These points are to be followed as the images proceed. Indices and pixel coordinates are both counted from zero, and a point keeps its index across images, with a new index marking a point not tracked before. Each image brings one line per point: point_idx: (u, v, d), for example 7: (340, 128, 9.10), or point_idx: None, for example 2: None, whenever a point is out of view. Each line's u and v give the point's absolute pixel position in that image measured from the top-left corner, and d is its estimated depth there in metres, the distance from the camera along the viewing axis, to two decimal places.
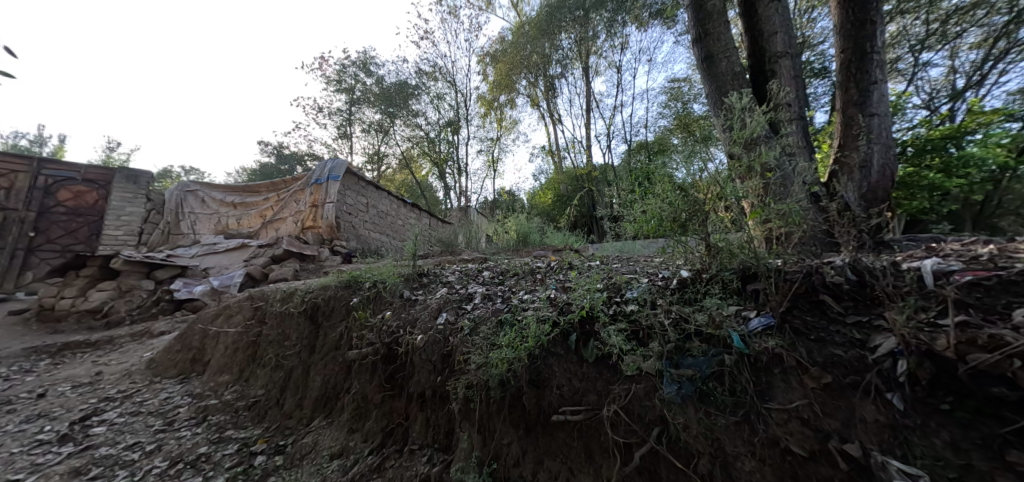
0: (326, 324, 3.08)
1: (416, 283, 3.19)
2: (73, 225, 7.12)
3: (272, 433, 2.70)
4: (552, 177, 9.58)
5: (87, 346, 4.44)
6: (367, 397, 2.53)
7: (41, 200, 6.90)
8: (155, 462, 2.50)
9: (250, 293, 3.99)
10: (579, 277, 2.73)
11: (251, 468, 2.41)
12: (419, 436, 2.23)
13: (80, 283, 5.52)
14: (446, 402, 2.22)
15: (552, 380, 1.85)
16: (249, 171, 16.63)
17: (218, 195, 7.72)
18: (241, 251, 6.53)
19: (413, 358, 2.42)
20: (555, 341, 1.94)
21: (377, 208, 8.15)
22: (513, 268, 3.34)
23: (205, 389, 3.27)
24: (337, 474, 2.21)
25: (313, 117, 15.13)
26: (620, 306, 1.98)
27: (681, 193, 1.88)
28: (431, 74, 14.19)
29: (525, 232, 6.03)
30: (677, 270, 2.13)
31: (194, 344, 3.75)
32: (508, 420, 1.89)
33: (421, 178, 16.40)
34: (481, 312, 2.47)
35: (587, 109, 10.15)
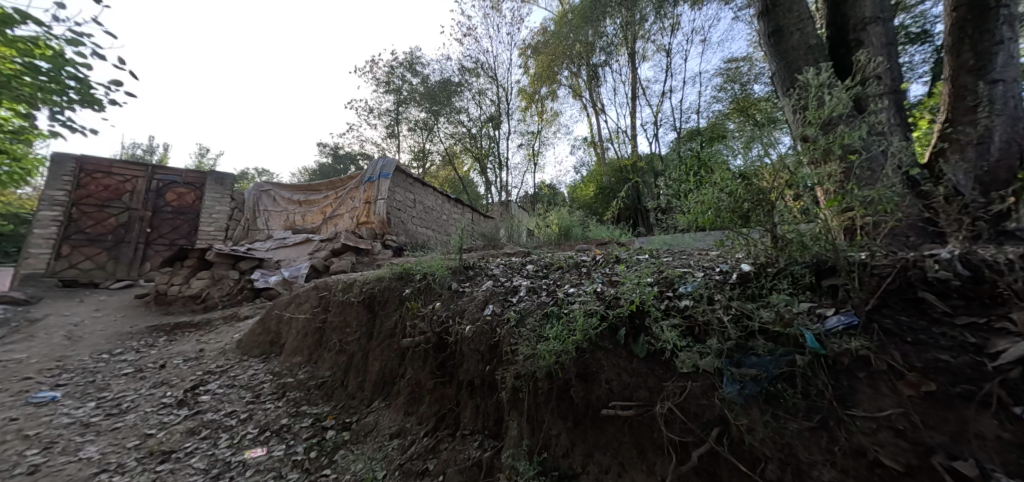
0: (381, 313, 3.31)
1: (462, 275, 3.30)
2: (176, 222, 8.16)
3: (339, 410, 2.97)
4: (595, 169, 9.34)
5: (190, 326, 5.16)
6: (420, 383, 2.68)
7: (154, 200, 8.00)
8: (247, 429, 2.87)
9: (315, 284, 4.36)
10: (628, 271, 2.65)
11: (323, 441, 2.69)
12: (469, 422, 2.32)
13: (184, 272, 6.40)
14: (495, 390, 2.29)
15: (600, 374, 1.84)
16: (310, 172, 18.10)
17: (287, 195, 8.54)
18: (306, 245, 7.15)
19: (462, 347, 2.52)
20: (603, 336, 1.92)
21: (423, 204, 8.49)
22: (557, 262, 3.34)
23: (282, 368, 3.66)
24: (397, 452, 2.40)
25: (365, 119, 16.09)
26: (672, 301, 1.90)
27: (742, 181, 1.76)
28: (473, 70, 14.40)
29: (568, 226, 5.95)
30: (737, 264, 1.99)
31: (272, 327, 4.19)
32: (556, 412, 1.91)
33: (463, 174, 16.80)
34: (527, 304, 2.50)
35: (632, 97, 9.71)
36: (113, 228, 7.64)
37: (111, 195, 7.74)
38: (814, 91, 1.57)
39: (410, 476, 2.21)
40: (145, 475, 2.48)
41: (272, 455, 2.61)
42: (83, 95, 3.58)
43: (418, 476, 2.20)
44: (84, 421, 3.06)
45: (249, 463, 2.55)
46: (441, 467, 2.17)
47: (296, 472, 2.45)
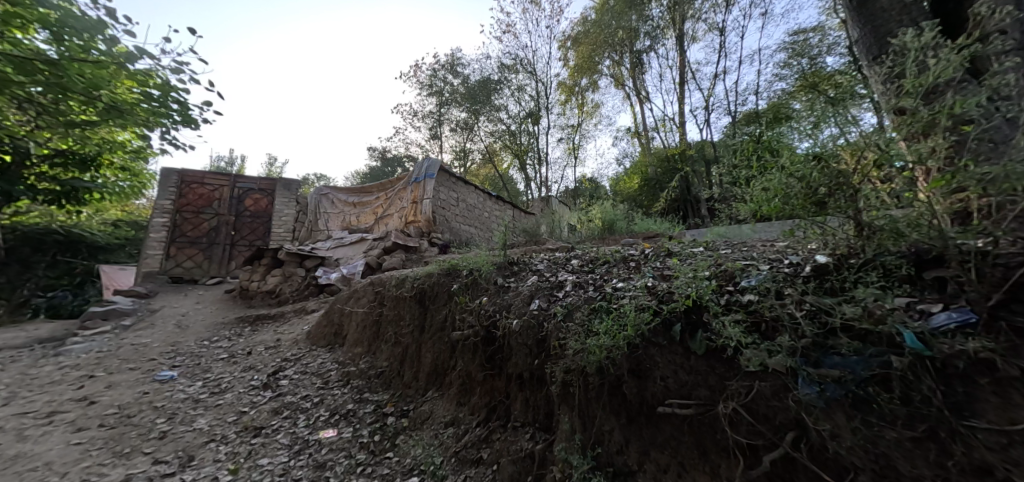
0: (432, 307, 3.46)
1: (507, 270, 3.35)
2: (253, 225, 9.14)
3: (397, 398, 3.16)
4: (638, 159, 8.91)
5: (268, 318, 5.76)
6: (471, 375, 2.77)
7: (236, 206, 9.02)
8: (320, 411, 3.16)
9: (372, 279, 4.65)
10: (682, 265, 2.52)
11: (385, 426, 2.88)
12: (520, 414, 2.36)
13: (261, 269, 7.16)
14: (544, 384, 2.30)
15: (654, 370, 1.77)
16: (362, 175, 19.28)
17: (343, 197, 9.19)
18: (361, 244, 7.65)
19: (510, 341, 2.56)
20: (656, 331, 1.85)
21: (466, 201, 8.70)
22: (603, 256, 3.26)
23: (346, 357, 3.96)
24: (452, 440, 2.51)
25: (410, 122, 16.77)
26: (733, 296, 1.78)
27: (816, 163, 1.58)
28: (512, 66, 14.40)
29: (610, 220, 5.71)
30: (811, 256, 1.81)
31: (335, 320, 4.54)
32: (608, 408, 1.88)
33: (503, 171, 16.93)
34: (574, 299, 2.48)
35: (680, 83, 9.12)
36: (206, 232, 8.71)
37: (202, 203, 8.82)
38: (914, 55, 1.38)
39: (466, 463, 2.31)
40: (243, 446, 2.82)
41: (342, 436, 2.85)
42: (184, 116, 4.13)
43: (473, 464, 2.29)
44: (194, 398, 3.54)
45: (324, 442, 2.81)
46: (495, 456, 2.25)
47: (363, 453, 2.66)
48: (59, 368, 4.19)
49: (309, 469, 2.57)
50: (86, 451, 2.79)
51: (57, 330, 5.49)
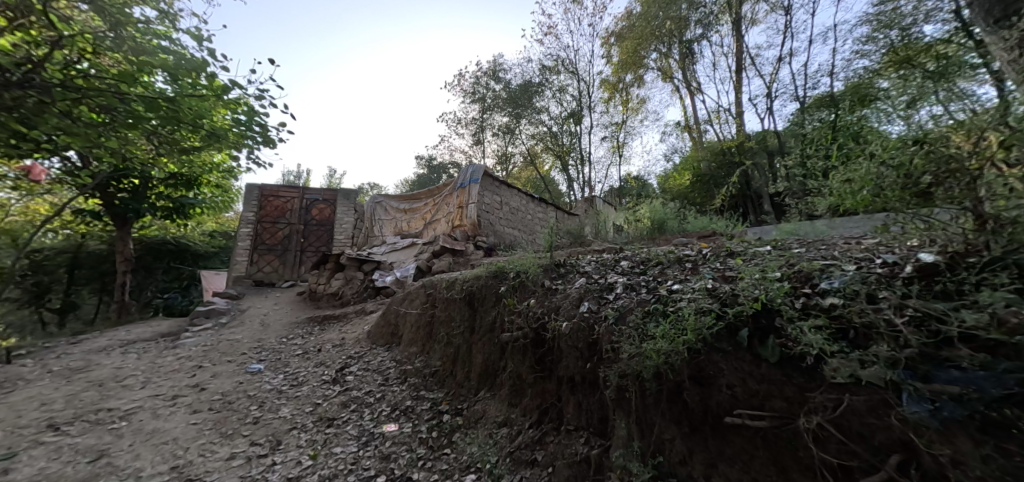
0: (481, 309, 3.55)
1: (555, 273, 3.33)
2: (318, 233, 10.01)
3: (451, 397, 3.28)
4: (689, 154, 8.40)
5: (333, 318, 6.26)
6: (521, 377, 2.79)
7: (304, 216, 9.95)
8: (382, 406, 3.38)
9: (423, 282, 4.87)
10: (746, 265, 2.34)
11: (442, 423, 3.01)
12: (573, 418, 2.33)
13: (326, 273, 7.81)
14: (597, 388, 2.26)
15: (719, 378, 1.67)
16: (411, 183, 20.29)
17: (395, 204, 9.74)
18: (412, 248, 8.05)
19: (560, 343, 2.54)
20: (719, 336, 1.74)
21: (509, 205, 8.80)
22: (655, 257, 3.13)
23: (402, 356, 4.18)
24: (505, 440, 2.55)
25: (454, 129, 17.34)
26: (813, 299, 1.62)
27: (917, 148, 1.42)
28: (554, 68, 14.30)
29: (660, 220, 5.37)
30: (911, 254, 1.60)
31: (391, 320, 4.82)
32: (668, 416, 1.80)
33: (545, 173, 16.90)
34: (626, 301, 2.41)
35: (736, 71, 8.47)
36: (281, 239, 9.68)
37: (277, 214, 9.82)
38: None
39: (520, 464, 2.34)
40: (320, 435, 3.10)
41: (403, 431, 3.02)
42: (265, 137, 4.65)
43: (528, 465, 2.32)
44: (278, 389, 3.96)
45: (388, 436, 2.99)
46: (550, 459, 2.25)
47: (423, 448, 2.79)
48: (176, 358, 4.90)
49: (376, 460, 2.75)
50: (200, 430, 3.23)
51: (171, 326, 6.43)
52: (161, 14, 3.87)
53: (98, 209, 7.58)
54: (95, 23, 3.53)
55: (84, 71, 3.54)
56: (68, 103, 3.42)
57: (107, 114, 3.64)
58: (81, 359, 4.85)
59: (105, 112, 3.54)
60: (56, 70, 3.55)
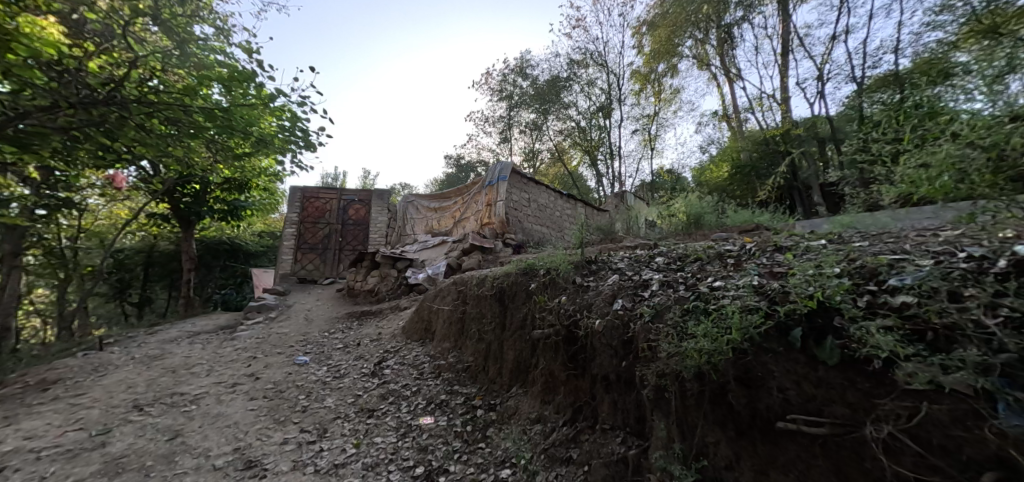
0: (511, 306, 3.55)
1: (586, 269, 3.27)
2: (354, 232, 10.46)
3: (484, 392, 3.32)
4: (728, 144, 7.95)
5: (370, 313, 6.52)
6: (554, 374, 2.77)
7: (342, 216, 10.43)
8: (419, 400, 3.48)
9: (454, 279, 4.96)
10: (797, 261, 2.17)
11: (476, 418, 3.05)
12: (608, 417, 2.28)
13: (363, 271, 8.14)
14: (633, 387, 2.19)
15: (769, 380, 1.56)
16: (439, 182, 20.66)
17: (426, 203, 9.96)
18: (443, 246, 8.21)
19: (594, 341, 2.50)
20: (768, 336, 1.63)
21: (537, 202, 8.75)
22: (694, 252, 3.00)
23: (436, 352, 4.28)
24: (539, 437, 2.55)
25: (482, 127, 17.46)
26: (880, 298, 1.48)
27: None
28: (582, 61, 14.00)
29: (696, 214, 5.08)
30: (1004, 247, 1.42)
31: (424, 316, 4.94)
32: (711, 419, 1.70)
33: (573, 169, 16.65)
34: (662, 299, 2.32)
35: (782, 53, 7.90)
36: (321, 239, 10.19)
37: (318, 214, 10.34)
38: None
39: (555, 461, 2.33)
40: (362, 425, 3.24)
41: (438, 424, 3.09)
42: (307, 142, 4.91)
43: (563, 463, 2.30)
44: (323, 380, 4.18)
45: (425, 428, 3.08)
46: (586, 457, 2.22)
47: (459, 441, 2.85)
48: (233, 349, 5.31)
49: (414, 451, 2.84)
50: (257, 416, 3.48)
51: (227, 320, 6.97)
52: (217, 31, 4.17)
53: (166, 212, 8.34)
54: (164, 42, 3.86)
55: (155, 87, 3.88)
56: (143, 117, 3.77)
57: (173, 125, 3.99)
58: (156, 348, 5.38)
59: (171, 123, 3.89)
60: (132, 87, 3.91)
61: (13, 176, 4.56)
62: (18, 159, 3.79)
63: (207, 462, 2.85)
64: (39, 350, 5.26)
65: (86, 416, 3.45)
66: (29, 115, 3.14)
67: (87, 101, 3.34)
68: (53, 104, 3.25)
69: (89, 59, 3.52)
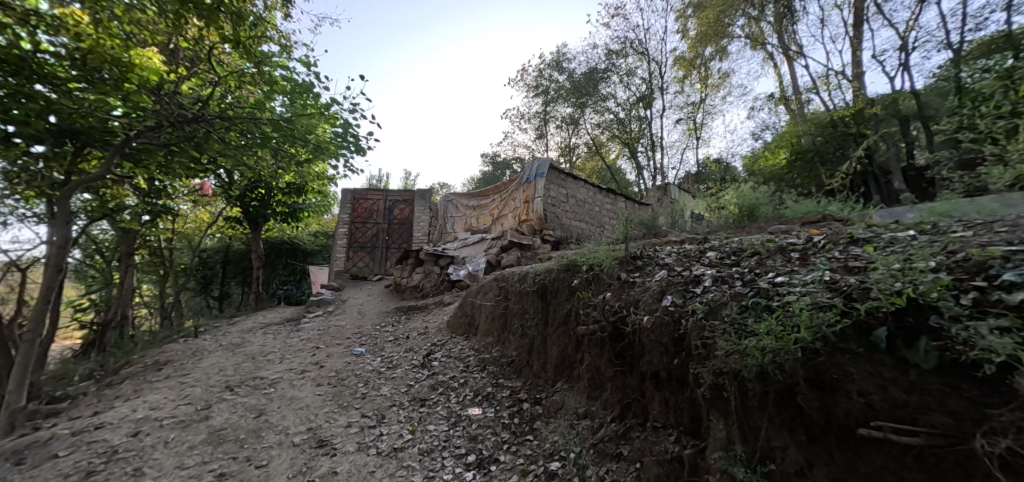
0: (554, 302, 3.54)
1: (631, 265, 3.20)
2: (399, 231, 10.97)
3: (529, 386, 3.37)
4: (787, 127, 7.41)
5: (416, 308, 6.82)
6: (600, 370, 2.74)
7: (387, 216, 10.98)
8: (466, 392, 3.61)
9: (496, 275, 5.03)
10: (879, 254, 1.96)
11: (523, 410, 3.12)
12: (660, 415, 2.23)
13: (408, 268, 8.52)
14: (686, 386, 2.11)
15: (847, 383, 1.43)
16: (477, 180, 21.00)
17: (465, 202, 10.20)
18: (482, 243, 8.37)
19: (642, 338, 2.44)
20: (844, 336, 1.50)
21: (576, 197, 8.61)
22: (752, 246, 2.80)
23: (480, 346, 4.39)
24: (587, 432, 2.55)
25: (518, 124, 17.43)
26: (992, 296, 1.31)
27: None
28: (621, 51, 13.51)
29: (749, 207, 4.69)
30: None
31: (468, 311, 5.08)
32: (776, 421, 1.59)
33: (612, 162, 16.20)
34: (717, 295, 2.21)
35: (854, 24, 7.07)
36: (370, 238, 10.78)
37: (366, 215, 10.94)
38: None
39: (605, 457, 2.31)
40: (416, 413, 3.42)
41: (486, 415, 3.19)
42: (357, 147, 5.23)
43: (614, 459, 2.28)
44: (377, 370, 4.46)
45: (473, 419, 3.19)
46: (637, 454, 2.18)
47: (507, 433, 2.92)
48: (300, 339, 5.81)
49: (465, 439, 2.95)
50: (324, 400, 3.79)
51: (292, 313, 7.63)
52: (282, 48, 4.56)
53: (239, 215, 9.23)
54: (238, 63, 4.26)
55: (232, 103, 4.34)
56: (224, 130, 4.24)
57: (246, 137, 4.40)
58: (237, 336, 6.03)
59: (245, 135, 4.30)
60: (215, 104, 4.41)
61: (128, 187, 5.26)
62: (133, 172, 4.48)
63: (287, 439, 3.16)
64: (148, 336, 6.11)
65: (191, 393, 3.96)
66: (142, 136, 3.82)
67: (181, 120, 3.84)
68: (158, 124, 3.85)
69: (181, 82, 4.00)
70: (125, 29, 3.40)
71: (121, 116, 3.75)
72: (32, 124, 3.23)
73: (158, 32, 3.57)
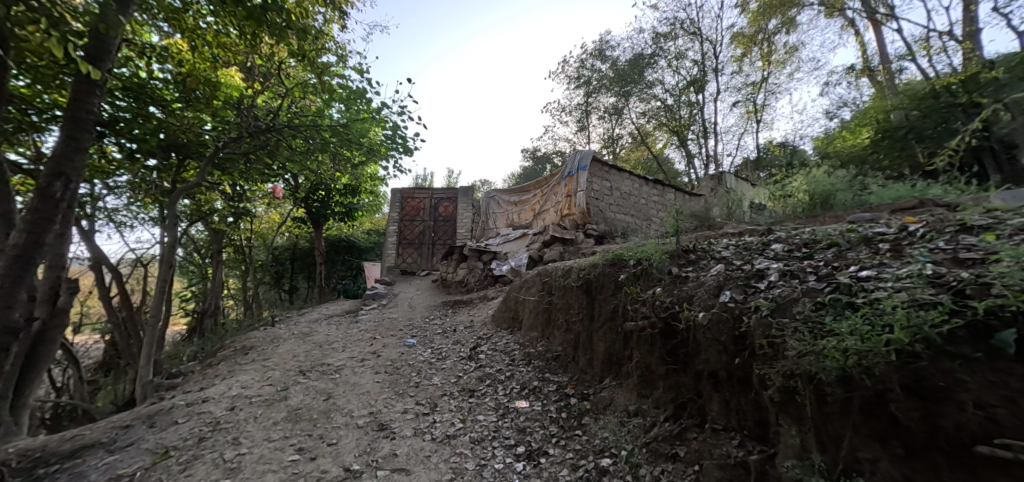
0: (600, 297, 3.46)
1: (683, 259, 3.04)
2: (445, 228, 11.35)
3: (576, 382, 3.35)
4: (881, 110, 6.01)
5: (461, 303, 7.03)
6: (650, 368, 2.64)
7: (433, 214, 11.40)
8: (513, 384, 3.67)
9: (538, 270, 5.02)
10: (999, 244, 1.68)
11: (570, 405, 3.11)
12: (720, 417, 2.10)
13: (453, 264, 8.79)
14: (750, 388, 1.97)
15: (956, 392, 1.23)
16: (518, 176, 21.08)
17: (506, 198, 10.30)
18: (523, 239, 8.40)
19: (697, 335, 2.31)
20: (953, 338, 1.30)
21: (621, 190, 8.32)
22: (828, 237, 2.53)
23: (525, 340, 4.43)
24: (638, 431, 2.48)
25: (559, 118, 17.18)
26: None
27: None
28: (670, 33, 12.79)
29: (825, 193, 4.16)
30: None
31: (511, 306, 5.14)
32: (863, 432, 1.42)
33: (659, 152, 15.45)
34: (785, 291, 2.04)
35: None
36: (418, 235, 11.27)
37: (414, 213, 11.44)
38: None
39: (659, 457, 2.24)
40: (466, 403, 3.55)
41: (534, 408, 3.22)
42: (406, 147, 5.46)
43: (669, 459, 2.19)
44: (428, 360, 4.68)
45: (521, 411, 3.24)
46: (695, 457, 2.08)
47: (555, 426, 2.93)
48: (358, 330, 6.27)
49: (514, 431, 3.01)
50: (382, 386, 4.06)
51: (350, 306, 8.22)
52: (339, 58, 4.88)
53: (304, 216, 10.11)
54: (303, 75, 4.65)
55: (297, 112, 4.73)
56: (292, 138, 4.62)
57: (308, 142, 4.75)
58: (305, 326, 6.64)
59: (308, 141, 4.65)
60: (284, 113, 4.85)
61: (216, 193, 5.97)
62: (221, 178, 5.10)
63: (353, 421, 3.43)
64: (234, 325, 6.92)
65: (271, 375, 4.44)
66: (230, 144, 4.17)
67: (256, 130, 4.25)
68: (239, 135, 4.24)
69: (256, 96, 4.45)
70: (214, 53, 3.92)
71: (211, 130, 4.25)
72: (147, 141, 3.88)
73: (239, 53, 4.04)
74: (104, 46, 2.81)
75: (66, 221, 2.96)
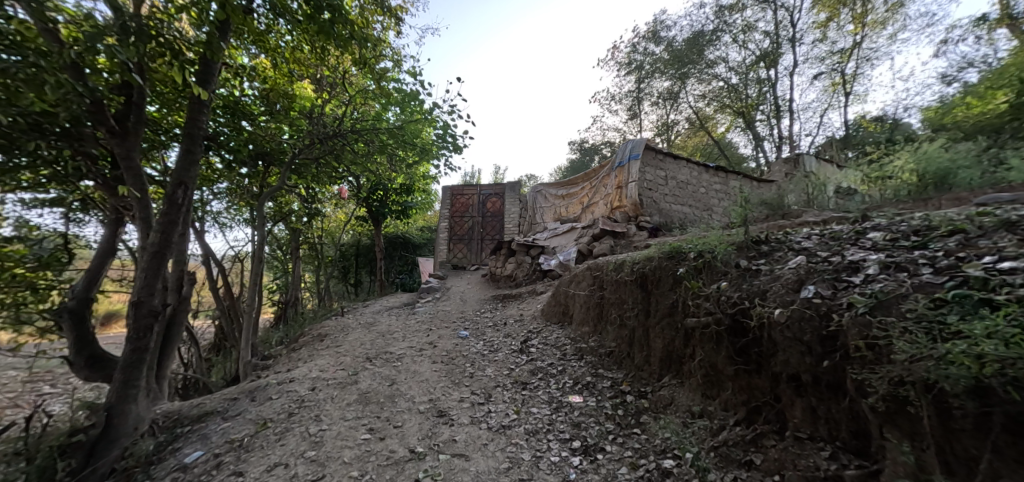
0: (656, 292, 3.27)
1: (754, 252, 2.77)
2: (493, 224, 11.54)
3: (631, 379, 3.23)
4: (1008, 56, 4.51)
5: (510, 296, 7.11)
6: (716, 368, 2.45)
7: (481, 209, 11.64)
8: (565, 379, 3.64)
9: (588, 264, 4.90)
10: None
11: (626, 403, 3.01)
12: (804, 425, 1.89)
13: (501, 258, 8.91)
14: (843, 394, 1.74)
15: None
16: (565, 170, 20.73)
17: (554, 191, 10.19)
18: (571, 233, 8.25)
19: (773, 334, 2.09)
20: None
21: (677, 178, 7.81)
22: (945, 223, 2.15)
23: (576, 334, 4.36)
24: (705, 434, 2.32)
25: (608, 106, 16.54)
26: None
27: None
28: (735, 5, 11.69)
29: (938, 171, 3.53)
30: None
31: (562, 300, 5.09)
32: (1009, 455, 1.16)
33: (720, 136, 14.25)
34: (890, 286, 1.76)
35: None
36: (467, 230, 11.58)
37: (463, 209, 11.76)
38: None
39: (731, 463, 2.07)
40: (519, 395, 3.58)
41: (588, 404, 3.17)
42: (456, 146, 5.60)
43: (743, 467, 2.02)
44: (481, 352, 4.80)
45: (575, 406, 3.20)
46: (775, 466, 1.89)
47: (611, 423, 2.85)
48: (415, 321, 6.62)
49: (568, 425, 2.98)
50: (439, 375, 4.26)
51: (407, 298, 8.71)
52: (394, 63, 5.13)
53: (365, 215, 10.89)
54: (362, 81, 4.98)
55: (359, 117, 5.08)
56: (354, 142, 4.97)
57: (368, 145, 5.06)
58: (369, 317, 7.17)
59: (368, 144, 4.97)
60: (347, 119, 5.23)
61: (291, 195, 6.64)
62: (297, 183, 5.65)
63: (415, 406, 3.63)
64: (309, 314, 7.68)
65: (343, 360, 4.87)
66: (303, 151, 4.66)
67: (324, 136, 4.65)
68: (310, 142, 4.68)
69: (324, 104, 4.86)
70: (290, 68, 4.35)
71: (288, 138, 4.72)
72: (241, 152, 4.37)
73: (310, 66, 4.44)
74: (211, 69, 3.26)
75: (189, 223, 3.49)
